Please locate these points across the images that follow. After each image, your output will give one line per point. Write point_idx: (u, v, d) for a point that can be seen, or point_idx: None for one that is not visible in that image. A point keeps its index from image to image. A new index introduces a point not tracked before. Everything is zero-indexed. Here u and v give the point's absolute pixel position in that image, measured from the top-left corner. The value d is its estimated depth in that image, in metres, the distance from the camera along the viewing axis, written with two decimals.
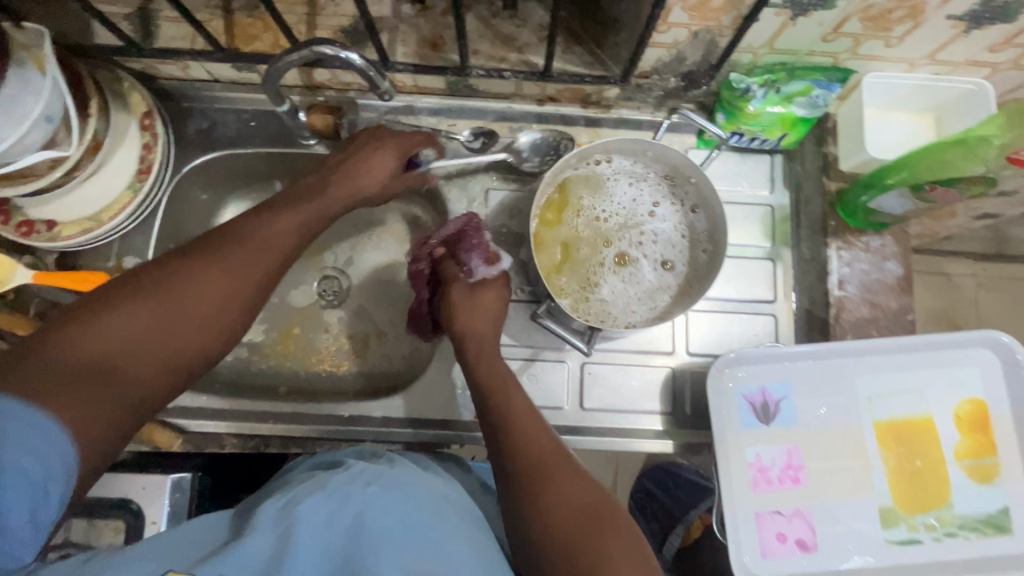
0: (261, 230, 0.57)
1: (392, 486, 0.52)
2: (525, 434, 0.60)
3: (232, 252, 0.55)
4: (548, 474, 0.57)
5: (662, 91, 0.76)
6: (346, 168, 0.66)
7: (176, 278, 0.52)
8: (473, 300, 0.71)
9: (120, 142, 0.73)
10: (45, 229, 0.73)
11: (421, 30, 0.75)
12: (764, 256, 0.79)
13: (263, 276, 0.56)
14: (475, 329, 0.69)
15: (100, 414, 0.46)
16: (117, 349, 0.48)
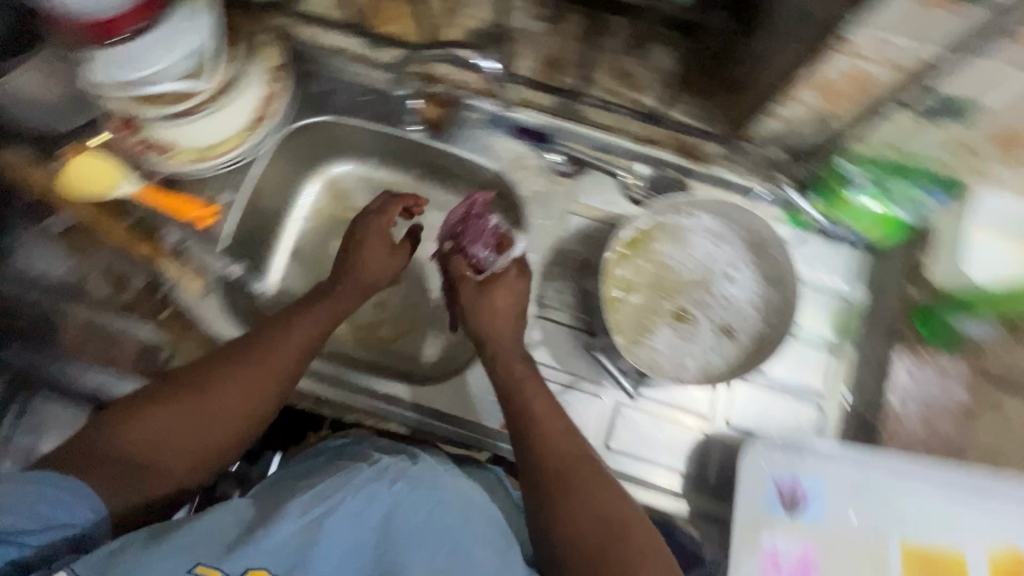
0: (291, 327, 0.65)
1: (420, 489, 0.56)
2: (549, 437, 0.63)
3: (259, 358, 0.63)
4: (573, 487, 0.60)
5: (763, 159, 0.77)
6: (353, 274, 0.71)
7: (214, 377, 0.61)
8: (483, 310, 0.70)
9: (247, 89, 0.78)
10: (160, 150, 0.78)
11: (545, 48, 0.79)
12: (824, 346, 0.78)
13: (296, 356, 0.64)
14: (497, 342, 0.70)
15: (183, 441, 0.58)
16: (157, 439, 0.58)
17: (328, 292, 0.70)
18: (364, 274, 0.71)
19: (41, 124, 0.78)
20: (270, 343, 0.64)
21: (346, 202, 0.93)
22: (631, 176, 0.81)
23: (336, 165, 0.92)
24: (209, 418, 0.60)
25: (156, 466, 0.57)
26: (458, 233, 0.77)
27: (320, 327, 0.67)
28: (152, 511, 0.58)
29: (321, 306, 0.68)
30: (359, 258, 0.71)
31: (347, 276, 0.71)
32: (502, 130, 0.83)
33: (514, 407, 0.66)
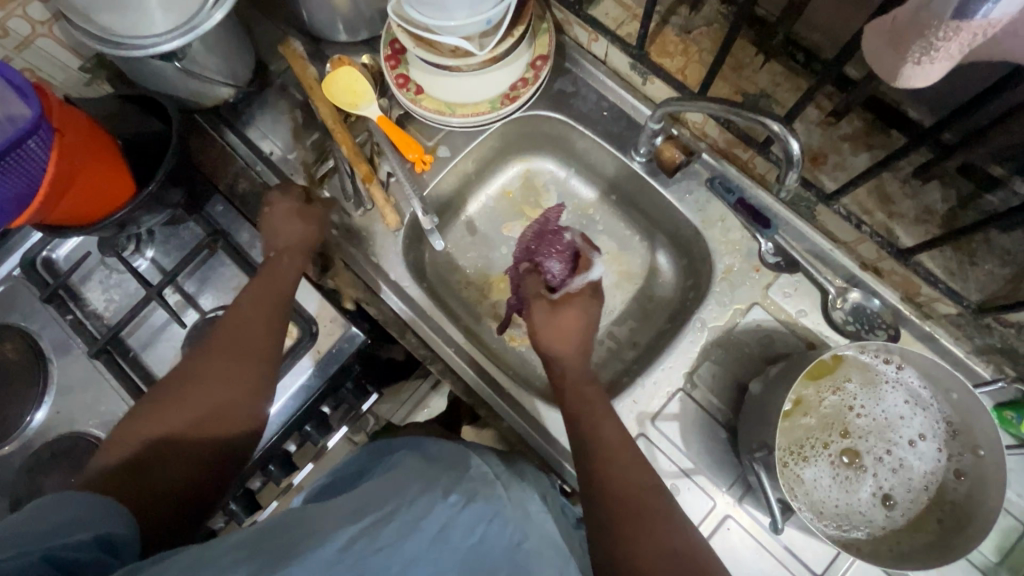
0: (226, 330, 0.67)
1: (478, 504, 0.49)
2: (620, 467, 0.58)
3: (230, 339, 0.66)
4: (644, 516, 0.54)
5: (1001, 345, 0.68)
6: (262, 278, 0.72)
7: (196, 383, 0.63)
8: (561, 333, 0.69)
9: (511, 66, 0.80)
10: (414, 91, 0.83)
11: (811, 138, 0.73)
12: (978, 566, 0.69)
13: (263, 342, 0.67)
14: (568, 360, 0.68)
15: (205, 415, 0.61)
16: (195, 422, 0.61)
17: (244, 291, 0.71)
18: (291, 236, 0.76)
19: (325, 28, 0.85)
20: (217, 359, 0.65)
21: (535, 192, 0.96)
22: (840, 299, 0.75)
23: (541, 160, 0.96)
24: (213, 394, 0.63)
25: (185, 445, 0.60)
26: (534, 249, 0.84)
27: (281, 294, 0.71)
28: (193, 458, 0.60)
29: (251, 288, 0.71)
30: (281, 224, 0.76)
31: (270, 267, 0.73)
32: (722, 197, 0.80)
33: (582, 443, 0.61)
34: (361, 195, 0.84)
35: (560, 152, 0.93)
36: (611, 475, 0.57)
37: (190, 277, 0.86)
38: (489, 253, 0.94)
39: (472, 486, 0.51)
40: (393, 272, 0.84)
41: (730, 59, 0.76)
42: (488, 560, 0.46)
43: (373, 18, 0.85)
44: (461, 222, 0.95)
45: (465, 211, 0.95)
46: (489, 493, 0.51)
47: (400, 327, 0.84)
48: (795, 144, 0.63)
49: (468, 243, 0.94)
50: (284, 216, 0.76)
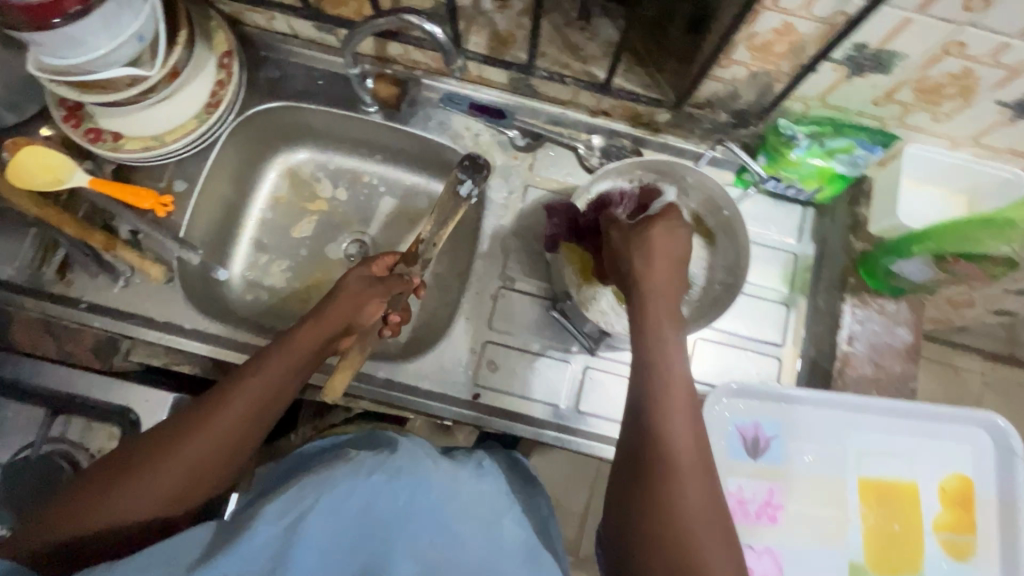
0: (216, 410, 0.59)
1: (402, 479, 0.53)
2: (680, 419, 0.53)
3: (232, 409, 0.60)
4: (669, 444, 0.52)
5: (711, 124, 0.79)
6: (319, 317, 0.67)
7: (177, 444, 0.58)
8: (664, 281, 0.58)
9: (198, 74, 0.77)
10: (111, 139, 0.77)
11: (495, 24, 0.78)
12: (779, 300, 0.82)
13: (266, 409, 0.62)
14: (652, 308, 0.57)
15: (187, 479, 0.58)
16: (171, 484, 0.57)
17: (273, 344, 0.65)
18: (336, 313, 0.69)
19: None
20: (202, 428, 0.59)
21: (306, 186, 0.94)
22: (589, 149, 0.84)
23: (295, 153, 0.94)
24: (194, 465, 0.58)
25: (163, 504, 0.57)
26: None
27: (310, 353, 0.66)
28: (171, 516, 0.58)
29: (271, 360, 0.63)
30: (342, 293, 0.70)
31: (321, 313, 0.68)
32: (457, 110, 0.85)
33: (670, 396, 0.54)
34: (113, 266, 0.77)
35: (306, 137, 0.92)
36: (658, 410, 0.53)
37: None
38: (289, 260, 0.91)
39: (398, 461, 0.54)
40: (187, 322, 0.78)
41: None
42: (412, 521, 0.52)
43: (30, 87, 0.77)
44: (246, 244, 0.91)
45: (245, 233, 0.91)
46: (416, 464, 0.55)
47: (227, 369, 0.80)
48: (434, 27, 0.66)
49: (263, 261, 0.91)
50: (346, 287, 0.71)
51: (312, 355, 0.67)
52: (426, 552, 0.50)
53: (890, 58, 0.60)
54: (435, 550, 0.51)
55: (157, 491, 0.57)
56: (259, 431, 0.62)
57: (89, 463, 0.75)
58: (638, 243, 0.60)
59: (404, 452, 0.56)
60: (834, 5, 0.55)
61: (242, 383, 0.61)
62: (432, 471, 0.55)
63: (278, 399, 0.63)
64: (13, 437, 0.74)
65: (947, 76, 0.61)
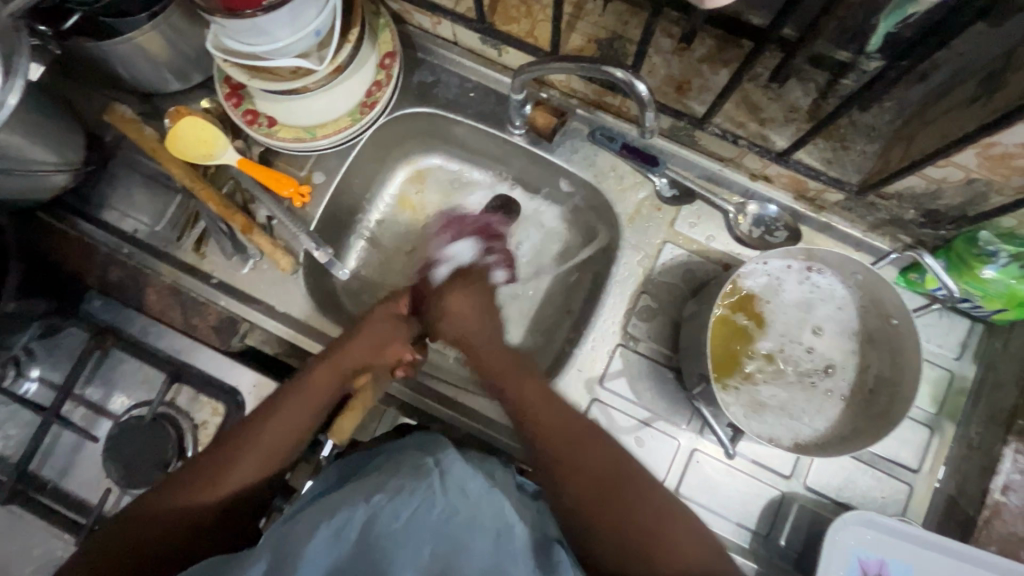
0: (241, 449, 0.62)
1: (403, 495, 0.53)
2: (592, 537, 0.58)
3: (249, 449, 0.62)
4: (609, 505, 0.58)
5: (889, 216, 0.71)
6: (341, 353, 0.69)
7: (206, 480, 0.61)
8: (546, 415, 0.62)
9: (360, 72, 0.76)
10: (266, 123, 0.78)
11: (671, 67, 0.73)
12: (923, 421, 0.74)
13: (280, 446, 0.64)
14: (534, 409, 0.63)
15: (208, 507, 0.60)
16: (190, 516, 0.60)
17: (296, 380, 0.67)
18: (357, 349, 0.69)
19: (150, 82, 0.78)
20: (222, 461, 0.62)
21: (431, 193, 0.92)
22: (740, 214, 0.77)
23: (427, 157, 0.92)
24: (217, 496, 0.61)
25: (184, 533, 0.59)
26: None
27: (328, 391, 0.67)
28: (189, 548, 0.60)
29: (288, 395, 0.66)
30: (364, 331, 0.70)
31: (338, 353, 0.68)
32: (606, 147, 0.80)
33: (567, 491, 0.59)
34: (245, 248, 0.78)
35: (442, 143, 0.90)
36: (556, 467, 0.60)
37: (90, 384, 0.79)
38: (402, 265, 0.90)
39: (399, 480, 0.55)
40: (304, 317, 0.79)
41: (574, 7, 0.74)
42: (414, 535, 0.52)
43: (199, 59, 0.78)
44: (364, 242, 0.91)
45: (364, 229, 0.91)
46: (424, 481, 0.55)
47: None
48: (643, 86, 0.59)
49: (377, 261, 0.90)
50: (370, 322, 0.71)
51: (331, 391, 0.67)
52: (434, 565, 0.51)
53: None
54: (439, 560, 0.51)
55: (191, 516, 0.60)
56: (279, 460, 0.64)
57: (190, 431, 0.78)
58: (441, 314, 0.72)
59: (410, 471, 0.56)
60: None
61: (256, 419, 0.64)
62: (437, 488, 0.54)
63: (292, 436, 0.64)
64: (131, 391, 0.79)
65: None
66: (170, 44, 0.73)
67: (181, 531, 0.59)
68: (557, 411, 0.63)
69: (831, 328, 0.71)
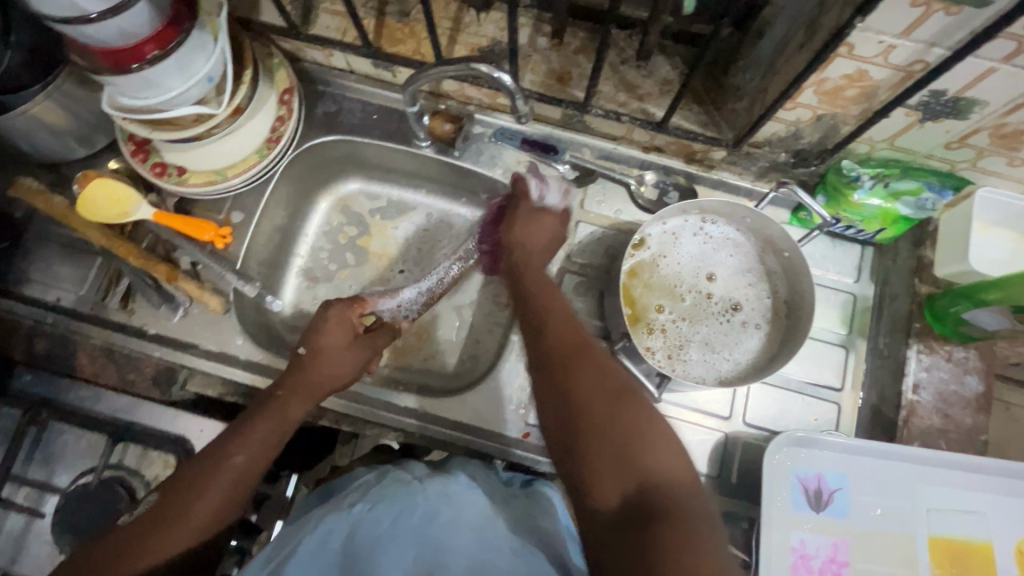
0: (221, 471, 0.61)
1: (384, 503, 0.57)
2: (556, 325, 0.61)
3: (216, 482, 0.60)
4: (572, 369, 0.56)
5: (768, 163, 0.78)
6: (305, 374, 0.68)
7: (172, 527, 0.58)
8: (548, 319, 0.61)
9: (260, 111, 0.79)
10: (176, 173, 0.79)
11: (551, 62, 0.79)
12: (838, 342, 0.78)
13: (250, 476, 0.62)
14: (522, 245, 0.71)
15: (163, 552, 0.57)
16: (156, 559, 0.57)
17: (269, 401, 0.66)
18: (325, 371, 0.68)
19: (54, 152, 0.79)
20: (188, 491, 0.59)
21: (356, 216, 0.95)
22: (641, 185, 0.83)
23: (346, 184, 0.95)
24: (162, 544, 0.57)
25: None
26: None
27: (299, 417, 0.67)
28: None
29: (261, 422, 0.64)
30: (327, 349, 0.69)
31: (304, 378, 0.67)
32: (508, 145, 0.85)
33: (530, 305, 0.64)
34: (173, 296, 0.79)
35: (355, 167, 0.93)
36: (553, 364, 0.57)
37: (32, 462, 0.78)
38: (339, 288, 0.92)
39: (380, 489, 0.58)
40: (241, 353, 0.79)
41: (453, 22, 0.79)
42: (398, 539, 0.54)
43: (101, 122, 0.80)
44: (296, 273, 0.92)
45: (294, 261, 0.92)
46: (404, 487, 0.59)
47: None
48: (507, 77, 0.65)
49: (312, 290, 0.91)
50: (331, 336, 0.70)
51: (291, 423, 0.66)
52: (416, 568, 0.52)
53: (968, 105, 0.59)
54: (425, 562, 0.52)
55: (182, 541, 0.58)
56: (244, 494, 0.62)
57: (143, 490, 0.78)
58: (527, 220, 0.73)
59: (390, 482, 0.60)
60: (913, 53, 0.54)
61: (222, 447, 0.62)
62: (416, 491, 0.58)
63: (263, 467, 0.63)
64: (74, 462, 0.78)
65: None
66: (68, 111, 0.75)
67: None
68: (581, 364, 0.56)
69: (725, 270, 0.76)
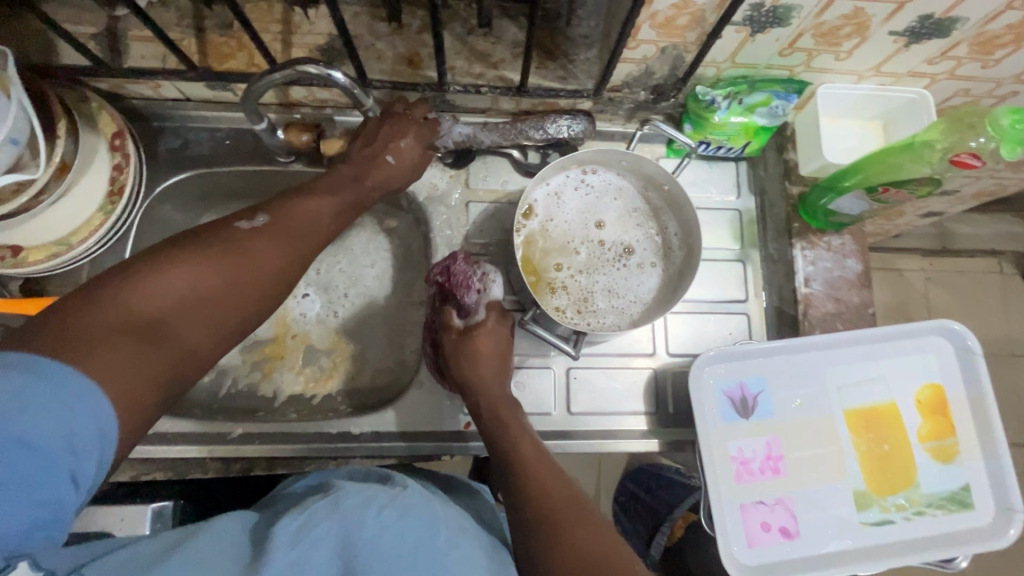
0: (301, 214, 0.62)
1: (412, 515, 0.50)
2: (544, 476, 0.60)
3: (270, 233, 0.59)
4: (557, 524, 0.56)
5: (632, 104, 0.79)
6: (370, 148, 0.70)
7: (234, 240, 0.56)
8: (537, 467, 0.61)
9: (90, 165, 0.71)
10: (9, 254, 0.70)
11: (397, 47, 0.75)
12: (734, 258, 0.83)
13: (295, 258, 0.61)
14: (483, 381, 0.69)
15: (215, 295, 0.54)
16: (186, 299, 0.52)
17: (351, 174, 0.68)
18: (390, 169, 0.70)
19: None
20: (256, 245, 0.57)
21: None
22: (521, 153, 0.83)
23: (216, 221, 0.88)
24: (184, 347, 0.51)
25: (179, 315, 0.51)
26: None
27: (356, 200, 0.68)
28: (181, 348, 0.51)
29: (326, 192, 0.65)
30: (402, 146, 0.70)
31: (367, 158, 0.69)
32: None
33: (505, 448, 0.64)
34: None
35: (223, 199, 0.87)
36: (544, 517, 0.56)
37: None
38: None
39: (410, 501, 0.52)
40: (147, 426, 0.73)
41: (282, 24, 0.74)
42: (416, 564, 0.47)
43: None
44: None
45: None
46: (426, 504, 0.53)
47: (202, 462, 0.75)
48: (339, 74, 0.64)
49: None
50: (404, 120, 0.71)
51: (354, 207, 0.67)
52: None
53: (787, 12, 0.62)
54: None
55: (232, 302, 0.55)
56: (284, 280, 0.60)
57: None
58: (463, 356, 0.70)
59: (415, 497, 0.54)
60: None
61: (298, 207, 0.62)
62: (440, 514, 0.53)
63: (305, 260, 0.62)
64: None
65: (841, 18, 0.63)
66: None
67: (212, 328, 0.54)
68: (572, 522, 0.56)
69: (611, 217, 0.78)
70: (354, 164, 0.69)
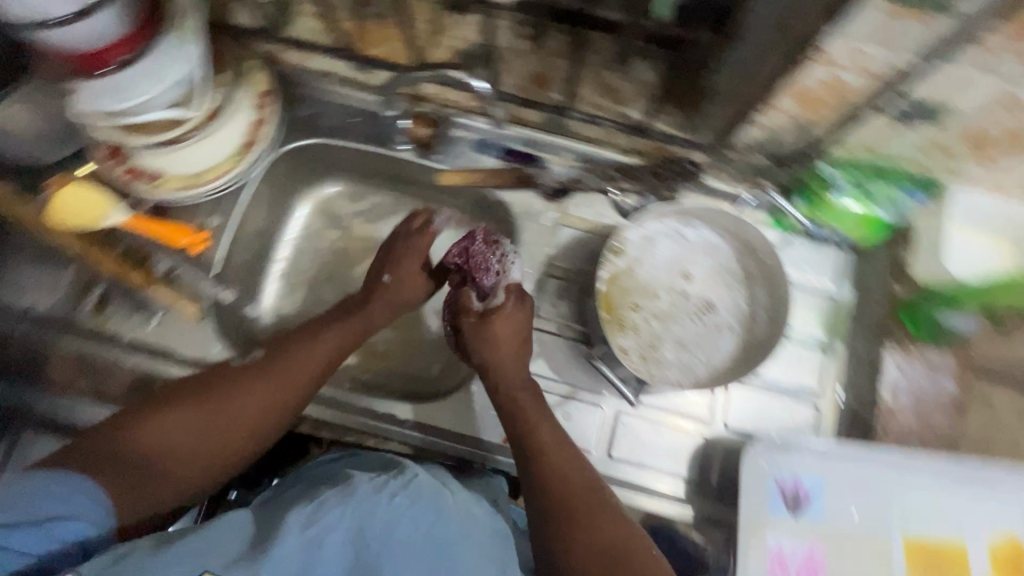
0: (347, 321, 0.74)
1: (419, 503, 0.55)
2: (596, 519, 0.60)
3: (318, 344, 0.70)
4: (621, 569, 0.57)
5: (747, 166, 0.78)
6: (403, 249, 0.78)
7: (286, 352, 0.69)
8: (583, 509, 0.60)
9: (235, 114, 0.77)
10: (149, 177, 0.77)
11: (530, 66, 0.78)
12: (817, 345, 0.79)
13: (326, 366, 0.71)
14: (502, 371, 0.70)
15: (259, 400, 0.65)
16: (220, 423, 0.63)
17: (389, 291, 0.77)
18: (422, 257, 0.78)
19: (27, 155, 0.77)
20: (286, 361, 0.68)
21: (336, 219, 0.92)
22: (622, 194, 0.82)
23: (325, 188, 0.92)
24: (219, 443, 0.63)
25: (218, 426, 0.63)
26: None
27: (391, 312, 0.77)
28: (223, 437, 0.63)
29: (373, 304, 0.75)
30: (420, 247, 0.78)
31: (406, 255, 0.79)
32: (489, 153, 0.85)
33: (550, 493, 0.62)
34: (149, 304, 0.80)
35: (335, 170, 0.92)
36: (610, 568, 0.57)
37: None
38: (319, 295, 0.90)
39: (415, 483, 0.57)
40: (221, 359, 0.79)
41: None
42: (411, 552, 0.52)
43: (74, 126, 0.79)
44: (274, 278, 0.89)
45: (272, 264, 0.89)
46: (433, 491, 0.58)
47: None
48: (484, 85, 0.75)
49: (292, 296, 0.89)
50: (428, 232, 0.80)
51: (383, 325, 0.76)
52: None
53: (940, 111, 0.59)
54: None
55: (268, 395, 0.66)
56: (317, 375, 0.70)
57: None
58: (482, 339, 0.71)
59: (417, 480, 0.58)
60: (884, 60, 0.54)
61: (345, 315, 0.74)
62: (445, 501, 0.58)
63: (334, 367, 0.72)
64: None
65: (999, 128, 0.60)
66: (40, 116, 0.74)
67: (245, 428, 0.64)
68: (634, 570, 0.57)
69: (699, 271, 0.77)
70: (385, 258, 0.78)
